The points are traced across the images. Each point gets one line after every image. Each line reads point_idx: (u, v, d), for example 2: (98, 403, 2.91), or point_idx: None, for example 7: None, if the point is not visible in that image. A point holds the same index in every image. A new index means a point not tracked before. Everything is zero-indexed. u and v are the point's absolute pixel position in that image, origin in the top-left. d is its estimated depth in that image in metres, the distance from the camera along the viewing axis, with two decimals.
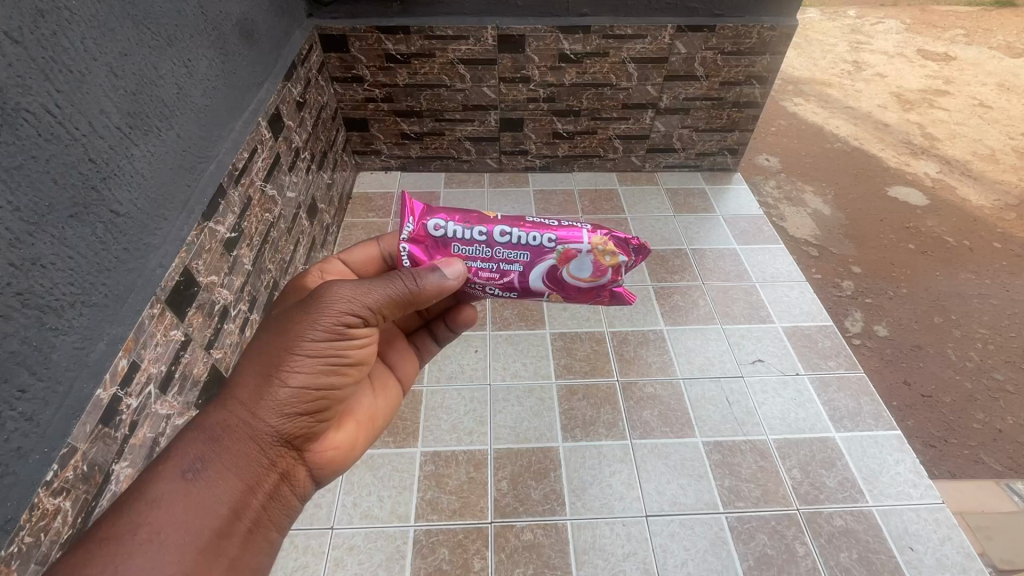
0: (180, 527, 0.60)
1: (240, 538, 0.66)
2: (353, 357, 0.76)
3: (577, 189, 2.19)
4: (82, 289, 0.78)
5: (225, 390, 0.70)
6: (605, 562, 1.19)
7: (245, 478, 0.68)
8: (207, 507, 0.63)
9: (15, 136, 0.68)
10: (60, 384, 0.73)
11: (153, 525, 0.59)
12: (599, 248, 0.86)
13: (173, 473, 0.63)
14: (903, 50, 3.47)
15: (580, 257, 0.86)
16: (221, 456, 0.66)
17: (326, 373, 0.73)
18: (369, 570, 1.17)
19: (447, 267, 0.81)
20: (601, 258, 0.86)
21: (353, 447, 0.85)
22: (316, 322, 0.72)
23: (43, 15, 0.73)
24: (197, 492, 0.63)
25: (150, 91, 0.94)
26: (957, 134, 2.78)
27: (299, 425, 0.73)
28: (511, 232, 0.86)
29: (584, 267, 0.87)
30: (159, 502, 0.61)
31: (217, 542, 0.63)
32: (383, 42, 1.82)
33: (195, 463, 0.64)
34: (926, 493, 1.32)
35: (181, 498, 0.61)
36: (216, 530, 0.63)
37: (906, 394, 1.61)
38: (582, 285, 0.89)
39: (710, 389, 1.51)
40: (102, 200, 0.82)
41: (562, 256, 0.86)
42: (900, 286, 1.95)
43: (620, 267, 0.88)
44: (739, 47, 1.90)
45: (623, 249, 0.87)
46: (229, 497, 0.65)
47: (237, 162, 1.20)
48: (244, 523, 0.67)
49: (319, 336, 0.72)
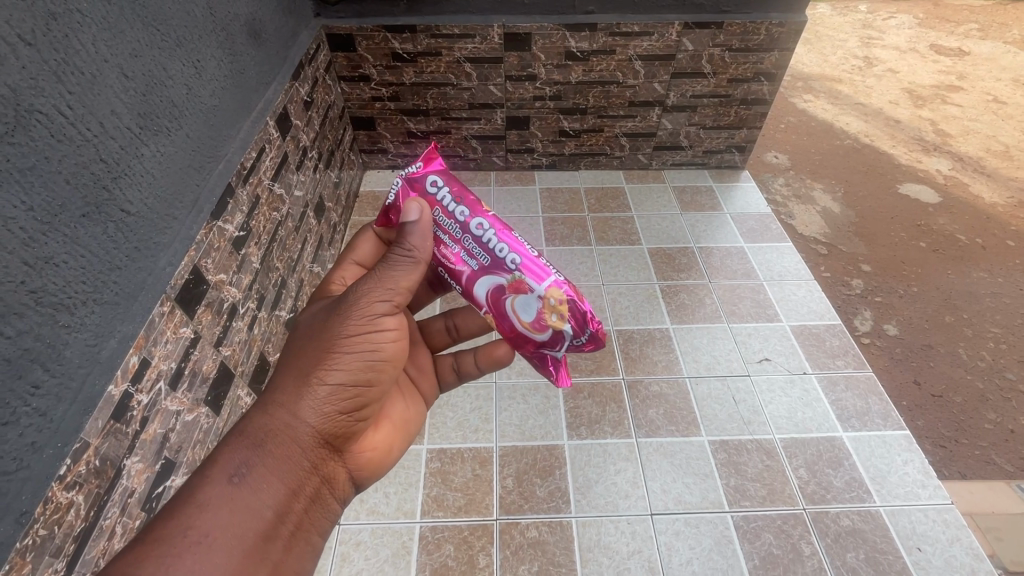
0: (228, 530, 0.62)
1: (283, 542, 0.68)
2: (386, 355, 0.80)
3: (583, 188, 2.18)
4: (94, 287, 0.79)
5: (267, 394, 0.73)
6: (609, 560, 1.19)
7: (289, 481, 0.69)
8: (253, 510, 0.65)
9: (29, 138, 0.69)
10: (72, 380, 0.75)
11: (202, 528, 0.60)
12: (551, 304, 0.87)
13: (222, 477, 0.65)
14: (915, 46, 3.43)
15: (534, 299, 0.88)
16: (266, 459, 0.68)
17: (362, 370, 0.77)
18: (375, 566, 1.18)
19: (409, 210, 0.84)
20: (546, 312, 0.87)
21: (385, 450, 0.88)
22: (351, 320, 0.76)
23: (55, 17, 0.74)
24: (243, 496, 0.65)
25: (160, 92, 0.95)
26: (970, 130, 2.74)
27: (338, 425, 0.76)
28: (486, 229, 0.89)
29: (528, 308, 0.88)
30: (208, 505, 0.62)
31: (262, 545, 0.65)
32: (389, 41, 1.83)
33: (240, 466, 0.66)
34: (934, 494, 1.31)
35: (228, 501, 0.63)
36: (263, 532, 0.65)
37: (915, 394, 1.60)
38: (516, 325, 0.91)
39: (716, 388, 1.51)
40: (113, 199, 0.83)
41: (513, 283, 0.89)
42: (910, 285, 1.93)
43: (559, 332, 0.88)
44: (747, 44, 1.89)
45: (572, 320, 0.87)
46: (274, 500, 0.67)
47: (246, 161, 1.21)
48: (288, 526, 0.68)
49: (354, 332, 0.76)
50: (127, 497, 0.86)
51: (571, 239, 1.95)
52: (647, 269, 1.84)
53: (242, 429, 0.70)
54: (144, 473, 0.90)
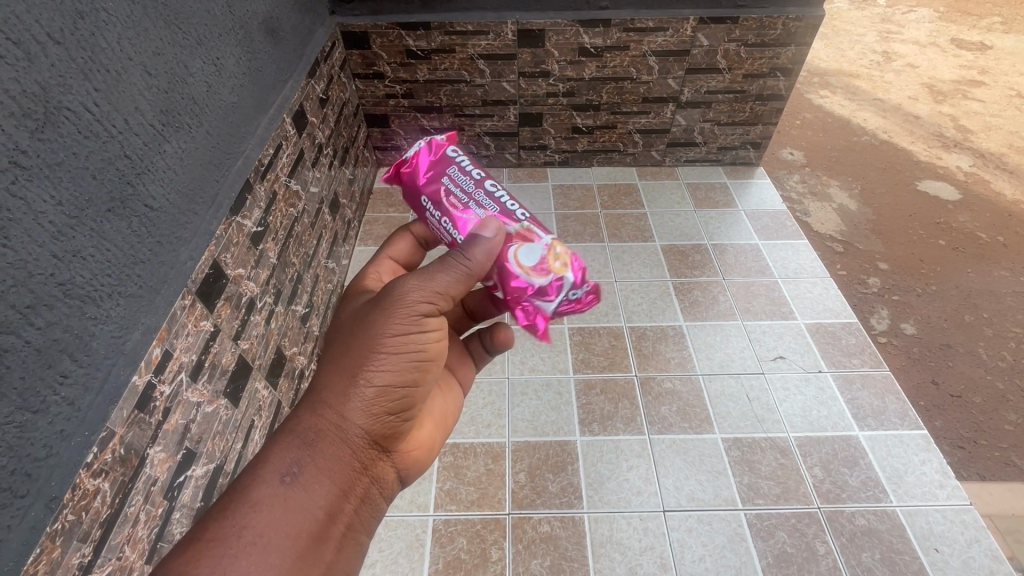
0: (282, 530, 0.63)
1: (335, 542, 0.68)
2: (434, 354, 0.78)
3: (596, 184, 2.18)
4: (119, 280, 0.81)
5: (314, 394, 0.73)
6: (622, 556, 1.20)
7: (339, 481, 0.70)
8: (306, 511, 0.66)
9: (57, 134, 0.71)
10: (98, 370, 0.77)
11: (255, 528, 0.61)
12: (557, 250, 0.82)
13: (274, 478, 0.65)
14: (936, 40, 3.36)
15: (537, 247, 0.82)
16: (316, 460, 0.69)
17: (410, 371, 0.76)
18: (389, 557, 1.20)
19: (484, 226, 0.79)
20: (554, 257, 0.81)
21: (429, 444, 0.89)
22: (394, 317, 0.74)
23: (82, 16, 0.76)
24: (295, 496, 0.66)
25: (181, 90, 0.97)
26: (992, 126, 2.69)
27: (386, 424, 0.76)
28: (500, 190, 0.87)
29: (532, 256, 0.81)
30: (260, 505, 0.63)
31: (314, 545, 0.65)
32: (404, 38, 1.84)
33: (291, 467, 0.67)
34: (953, 494, 1.29)
35: (282, 502, 0.64)
36: (315, 533, 0.66)
37: (933, 394, 1.57)
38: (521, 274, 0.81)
39: (730, 385, 1.50)
40: (137, 194, 0.85)
41: (523, 233, 0.83)
42: (929, 283, 1.90)
43: (564, 283, 0.81)
44: (763, 39, 1.87)
45: (577, 273, 0.83)
46: (324, 500, 0.68)
47: (264, 158, 1.23)
48: (339, 526, 0.69)
49: (398, 332, 0.74)
50: (150, 485, 0.88)
51: (584, 236, 1.94)
52: (660, 266, 1.84)
53: (291, 428, 0.70)
54: (166, 463, 0.92)
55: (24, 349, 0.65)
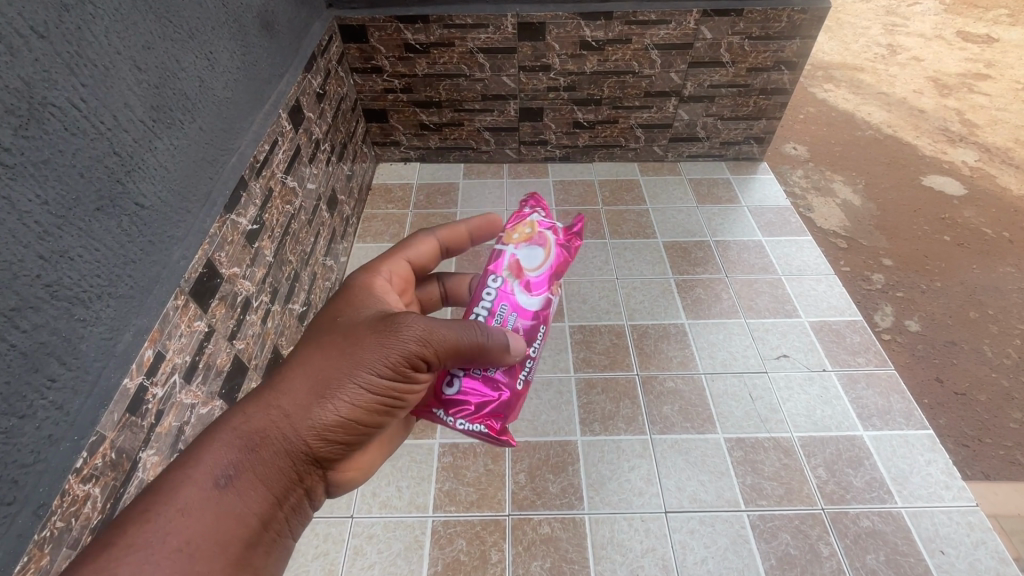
0: (210, 539, 0.61)
1: (262, 551, 0.67)
2: (407, 395, 0.77)
3: (597, 180, 2.15)
4: (108, 280, 0.79)
5: (274, 397, 0.71)
6: (623, 557, 1.18)
7: (278, 492, 0.69)
8: (238, 518, 0.64)
9: (42, 131, 0.69)
10: (88, 373, 0.75)
11: (182, 534, 0.59)
12: (516, 238, 0.93)
13: (210, 481, 0.63)
14: (941, 33, 3.32)
15: (509, 249, 0.92)
16: (258, 466, 0.67)
17: (376, 405, 0.74)
18: (388, 559, 1.18)
19: (531, 262, 0.91)
20: (524, 236, 0.93)
21: (371, 466, 0.87)
22: (382, 355, 0.72)
23: (68, 9, 0.74)
24: (230, 503, 0.64)
25: (173, 85, 0.95)
26: (998, 120, 2.65)
27: (341, 450, 0.74)
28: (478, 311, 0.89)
29: (529, 248, 0.92)
30: (190, 509, 0.61)
31: (242, 555, 0.64)
32: (402, 32, 1.80)
33: (231, 470, 0.65)
34: (959, 495, 1.28)
35: (212, 509, 0.62)
36: (242, 542, 0.64)
37: (938, 392, 1.55)
38: (552, 259, 0.92)
39: (733, 385, 1.48)
40: (127, 192, 0.83)
41: (512, 271, 0.91)
42: (933, 280, 1.88)
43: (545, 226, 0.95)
44: (767, 31, 1.83)
45: (521, 218, 0.96)
46: (258, 509, 0.66)
47: (259, 154, 1.21)
48: (269, 534, 0.68)
49: (381, 371, 0.73)
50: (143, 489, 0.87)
51: (585, 232, 1.92)
52: (662, 263, 1.82)
53: (239, 428, 0.68)
54: (160, 466, 0.91)
55: (10, 353, 0.64)
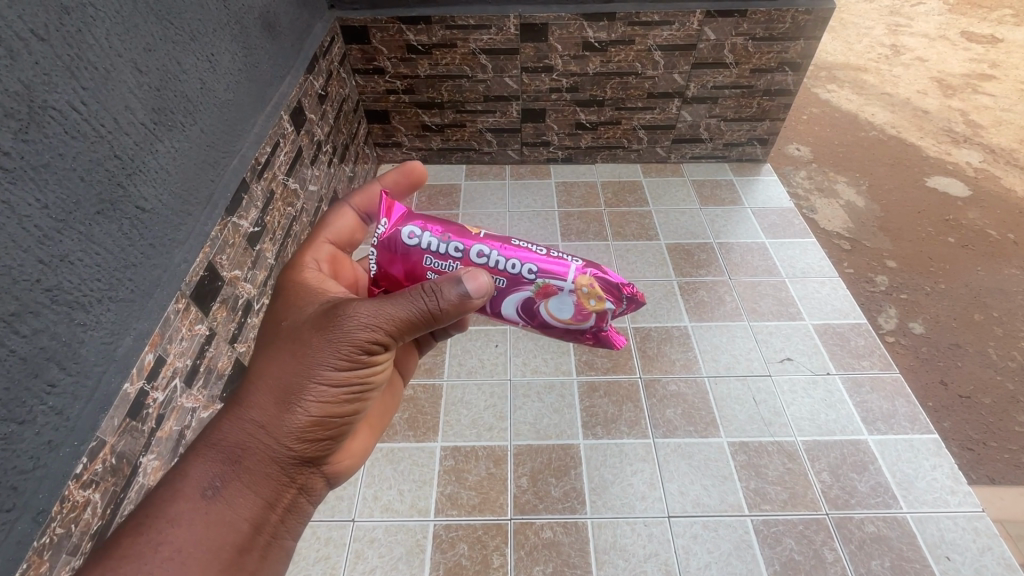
0: (203, 545, 0.62)
1: (260, 552, 0.67)
2: (372, 376, 0.74)
3: (600, 181, 2.15)
4: (109, 284, 0.79)
5: (240, 407, 0.69)
6: (625, 562, 1.18)
7: (266, 494, 0.68)
8: (228, 524, 0.64)
9: (43, 135, 0.69)
10: (88, 379, 0.75)
11: (175, 542, 0.60)
12: (582, 291, 0.85)
13: (194, 493, 0.64)
14: (946, 33, 3.30)
15: (565, 286, 0.85)
16: (242, 475, 0.66)
17: (345, 395, 0.72)
18: (389, 563, 1.18)
19: (551, 308, 0.87)
20: (583, 301, 0.86)
21: (364, 451, 0.86)
22: (336, 347, 0.69)
23: (68, 12, 0.73)
24: (219, 511, 0.64)
25: (174, 87, 0.94)
26: (1003, 120, 2.64)
27: (322, 445, 0.72)
28: (486, 254, 0.84)
29: (568, 302, 0.86)
30: (179, 520, 0.62)
31: (238, 558, 0.64)
32: (404, 32, 1.80)
33: (214, 480, 0.65)
34: (964, 501, 1.26)
35: (200, 518, 0.63)
36: (236, 546, 0.64)
37: (942, 396, 1.54)
38: (559, 324, 0.89)
39: (736, 388, 1.47)
40: (128, 196, 0.82)
41: (541, 290, 0.85)
42: (938, 281, 1.87)
43: (605, 313, 0.87)
44: (771, 32, 1.82)
45: (611, 295, 0.86)
46: (249, 513, 0.66)
47: (260, 156, 1.21)
48: (264, 536, 0.68)
49: (338, 365, 0.70)
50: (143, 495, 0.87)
51: (588, 234, 1.91)
52: (665, 265, 1.81)
53: (214, 440, 0.68)
54: (160, 471, 0.90)
55: (9, 359, 0.63)
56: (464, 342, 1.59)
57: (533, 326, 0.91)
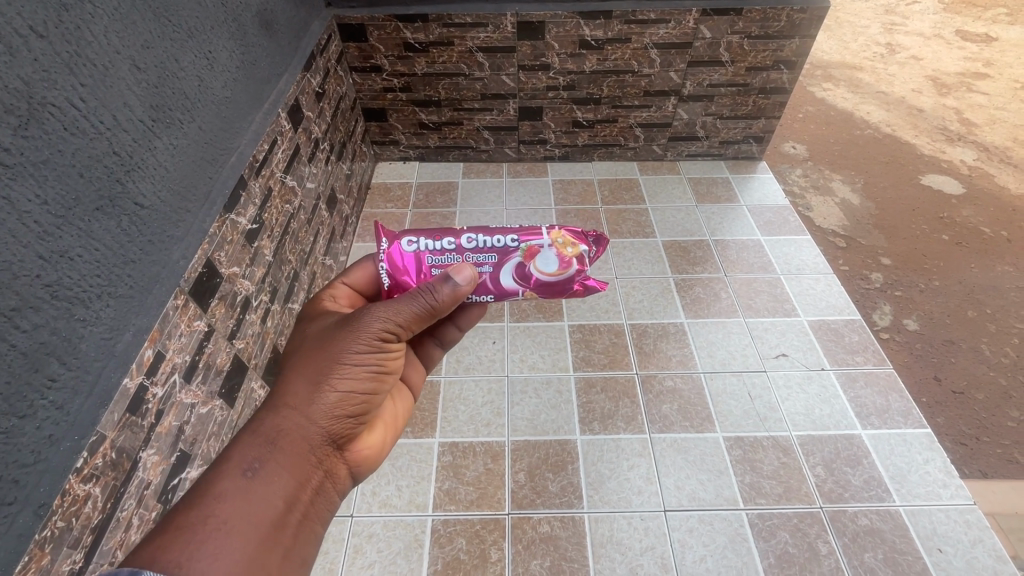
0: (246, 518, 0.60)
1: (293, 533, 0.64)
2: (391, 362, 0.77)
3: (596, 179, 2.15)
4: (108, 280, 0.79)
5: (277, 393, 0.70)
6: (622, 556, 1.19)
7: (300, 475, 0.67)
8: (266, 501, 0.62)
9: (42, 131, 0.69)
10: (88, 373, 0.75)
11: (219, 518, 0.58)
12: (559, 241, 0.88)
13: (234, 471, 0.63)
14: (940, 32, 3.32)
15: (546, 242, 0.88)
16: (278, 455, 0.66)
17: (368, 375, 0.74)
18: (388, 558, 1.19)
19: (540, 265, 0.87)
20: (563, 249, 0.88)
21: (383, 449, 0.84)
22: (357, 336, 0.72)
23: (66, 9, 0.73)
24: (257, 489, 0.63)
25: (172, 84, 0.95)
26: (997, 119, 2.66)
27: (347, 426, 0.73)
28: (474, 238, 0.88)
29: (551, 256, 0.88)
30: (221, 496, 0.60)
31: (274, 535, 0.62)
32: (401, 31, 1.80)
33: (253, 460, 0.64)
34: (956, 494, 1.28)
35: (242, 494, 0.61)
36: (277, 523, 0.62)
37: (936, 391, 1.56)
38: (552, 281, 0.89)
39: (732, 383, 1.49)
40: (126, 192, 0.83)
41: (527, 253, 0.88)
42: (932, 279, 1.88)
43: (584, 257, 0.89)
44: (767, 31, 1.84)
45: (582, 239, 0.90)
46: (284, 493, 0.64)
47: (258, 154, 1.21)
48: (297, 517, 0.65)
49: (363, 347, 0.73)
50: (143, 489, 0.87)
51: None
52: (661, 262, 1.82)
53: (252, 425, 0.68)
54: (160, 465, 0.91)
55: (10, 353, 0.64)
56: (462, 339, 1.60)
57: (531, 293, 0.90)
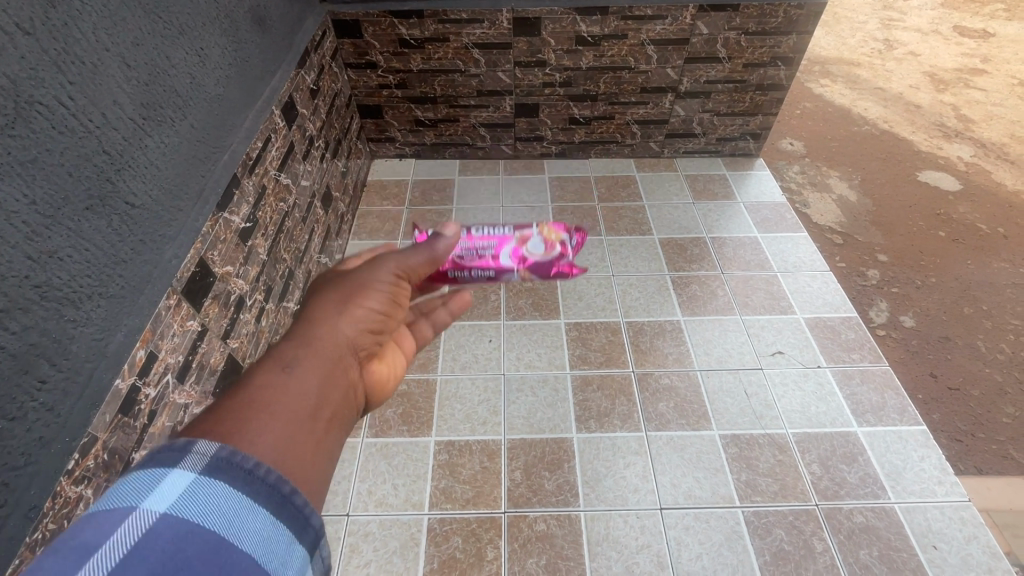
0: (291, 408, 0.47)
1: (338, 438, 0.51)
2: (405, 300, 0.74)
3: (593, 176, 2.15)
4: (99, 281, 0.78)
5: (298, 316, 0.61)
6: (618, 554, 1.19)
7: (339, 382, 0.56)
8: (307, 396, 0.50)
9: (30, 130, 0.68)
10: (79, 374, 0.75)
11: (264, 410, 0.46)
12: (546, 232, 1.18)
13: (270, 368, 0.51)
14: (938, 28, 3.31)
15: (535, 232, 1.17)
16: (315, 356, 0.55)
17: (390, 304, 0.70)
18: (384, 557, 1.19)
19: (532, 248, 1.13)
20: (549, 237, 1.17)
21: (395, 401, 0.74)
22: (375, 271, 0.71)
23: (54, 6, 0.72)
24: (298, 384, 0.51)
25: (163, 82, 0.94)
26: (993, 115, 2.66)
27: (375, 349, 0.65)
28: (478, 229, 1.15)
29: (541, 241, 1.15)
30: (259, 388, 0.48)
31: (322, 431, 0.48)
32: (396, 27, 1.79)
33: (288, 360, 0.52)
34: (951, 491, 1.29)
35: (282, 386, 0.49)
36: (320, 420, 0.50)
37: (931, 388, 1.56)
38: (543, 262, 1.13)
39: (728, 381, 1.49)
40: (117, 191, 0.82)
41: (520, 240, 1.14)
42: (928, 275, 1.88)
43: (564, 244, 1.18)
44: (764, 27, 1.83)
45: (563, 231, 1.22)
46: (326, 392, 0.53)
47: (252, 152, 1.20)
48: (339, 426, 0.52)
49: (382, 280, 0.71)
50: None
51: (581, 229, 1.92)
52: (658, 260, 1.81)
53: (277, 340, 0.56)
54: None
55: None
56: (458, 337, 1.59)
57: (528, 272, 1.12)
